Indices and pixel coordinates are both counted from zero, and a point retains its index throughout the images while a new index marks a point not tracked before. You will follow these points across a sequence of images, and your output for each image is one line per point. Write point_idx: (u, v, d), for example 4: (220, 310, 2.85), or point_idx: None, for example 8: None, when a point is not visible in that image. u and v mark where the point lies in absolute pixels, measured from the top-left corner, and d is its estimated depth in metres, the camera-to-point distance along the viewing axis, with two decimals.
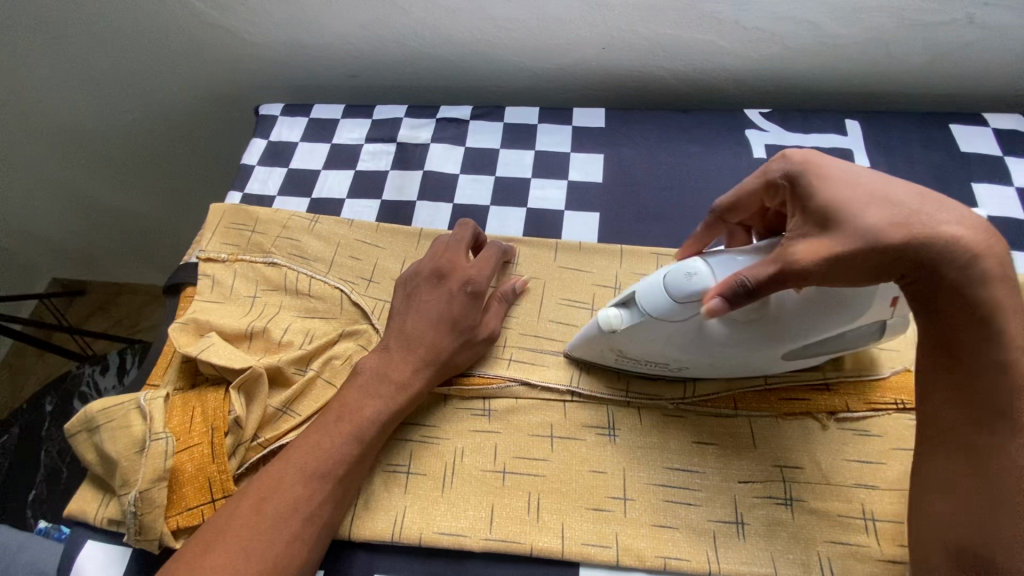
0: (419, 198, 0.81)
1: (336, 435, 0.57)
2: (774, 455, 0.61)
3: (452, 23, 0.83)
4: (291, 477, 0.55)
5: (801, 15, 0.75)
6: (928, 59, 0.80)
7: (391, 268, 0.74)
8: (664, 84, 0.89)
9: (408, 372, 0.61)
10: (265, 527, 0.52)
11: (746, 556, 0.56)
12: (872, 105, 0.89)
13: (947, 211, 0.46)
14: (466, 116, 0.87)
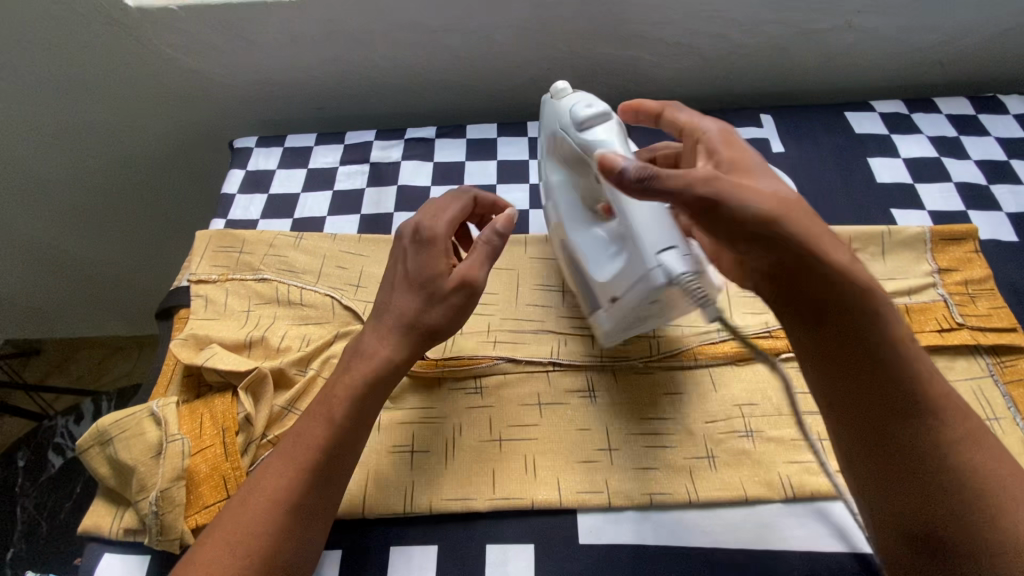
0: (397, 210, 0.82)
1: (319, 425, 0.57)
2: (733, 396, 0.70)
3: (410, 56, 0.92)
4: (278, 470, 0.55)
5: (711, 30, 0.88)
6: (822, 60, 0.94)
7: (375, 273, 0.78)
8: (605, 97, 1.00)
9: (382, 345, 0.60)
10: (256, 520, 0.52)
11: (719, 483, 0.64)
12: (782, 101, 1.02)
13: (815, 219, 0.54)
14: (433, 134, 0.86)
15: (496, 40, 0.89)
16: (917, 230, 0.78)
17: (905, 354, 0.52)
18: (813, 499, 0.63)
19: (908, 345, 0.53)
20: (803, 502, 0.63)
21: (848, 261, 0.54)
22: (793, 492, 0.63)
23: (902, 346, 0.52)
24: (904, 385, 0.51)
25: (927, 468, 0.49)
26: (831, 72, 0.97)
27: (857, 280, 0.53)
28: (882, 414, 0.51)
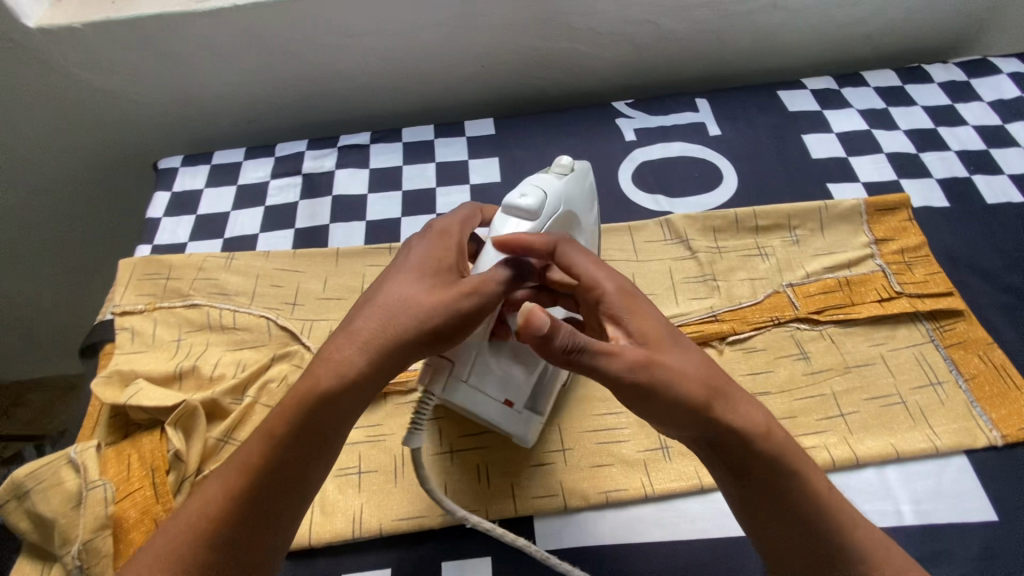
0: (332, 221, 0.80)
1: (260, 446, 0.49)
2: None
3: (339, 61, 0.89)
4: (211, 498, 0.48)
5: (641, 17, 0.87)
6: (753, 42, 0.95)
7: (312, 289, 0.74)
8: (544, 91, 0.98)
9: (355, 352, 0.50)
10: (182, 556, 0.47)
11: (674, 474, 0.63)
12: (719, 85, 1.03)
13: (733, 396, 0.49)
14: (367, 141, 0.84)
15: (425, 39, 0.86)
16: (852, 204, 0.79)
17: (827, 519, 0.50)
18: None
19: (833, 504, 0.50)
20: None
21: (771, 431, 0.50)
22: None
23: (819, 500, 0.50)
24: (818, 542, 0.50)
25: (817, 564, 0.50)
26: (762, 52, 0.97)
27: (777, 445, 0.50)
28: (761, 531, 0.51)
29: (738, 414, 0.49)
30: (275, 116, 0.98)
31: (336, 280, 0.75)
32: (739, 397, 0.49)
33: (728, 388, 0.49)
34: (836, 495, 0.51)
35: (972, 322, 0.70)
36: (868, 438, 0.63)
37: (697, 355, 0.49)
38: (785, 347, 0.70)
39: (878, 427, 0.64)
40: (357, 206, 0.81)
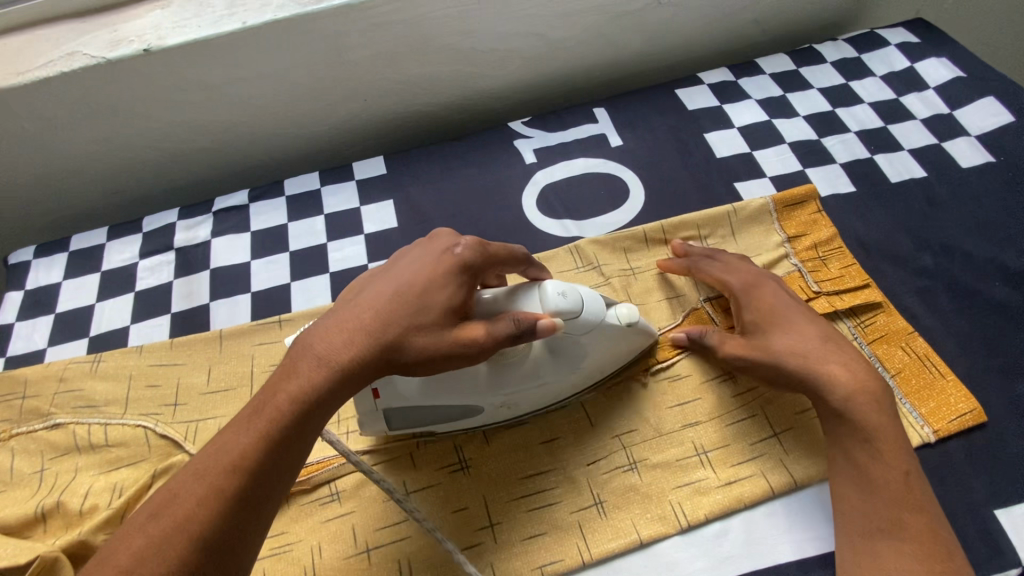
0: (212, 298, 0.69)
1: (258, 429, 0.41)
2: (611, 426, 0.58)
3: (238, 91, 0.74)
4: (184, 484, 0.39)
5: (564, 12, 0.77)
6: (701, 25, 0.85)
7: (195, 383, 0.63)
8: (402, 119, 0.85)
9: (349, 347, 0.44)
10: (147, 554, 0.35)
11: (613, 533, 0.53)
12: (654, 80, 0.93)
13: (848, 368, 0.53)
14: (245, 201, 0.77)
15: (335, 63, 0.75)
16: (761, 203, 0.70)
17: (881, 490, 0.49)
18: (711, 522, 0.53)
19: (886, 488, 0.49)
20: (703, 528, 0.53)
21: (858, 395, 0.52)
22: (687, 520, 0.53)
23: (870, 475, 0.50)
24: (856, 508, 0.50)
25: None
26: (713, 30, 0.87)
27: (852, 415, 0.52)
28: None
29: (822, 381, 0.53)
30: (196, 186, 0.85)
31: (221, 369, 0.63)
32: (841, 367, 0.53)
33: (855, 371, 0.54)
34: (902, 478, 0.49)
35: (893, 314, 0.62)
36: (804, 456, 0.56)
37: (813, 328, 0.56)
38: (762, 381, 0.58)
39: (813, 444, 0.56)
40: (237, 279, 0.70)
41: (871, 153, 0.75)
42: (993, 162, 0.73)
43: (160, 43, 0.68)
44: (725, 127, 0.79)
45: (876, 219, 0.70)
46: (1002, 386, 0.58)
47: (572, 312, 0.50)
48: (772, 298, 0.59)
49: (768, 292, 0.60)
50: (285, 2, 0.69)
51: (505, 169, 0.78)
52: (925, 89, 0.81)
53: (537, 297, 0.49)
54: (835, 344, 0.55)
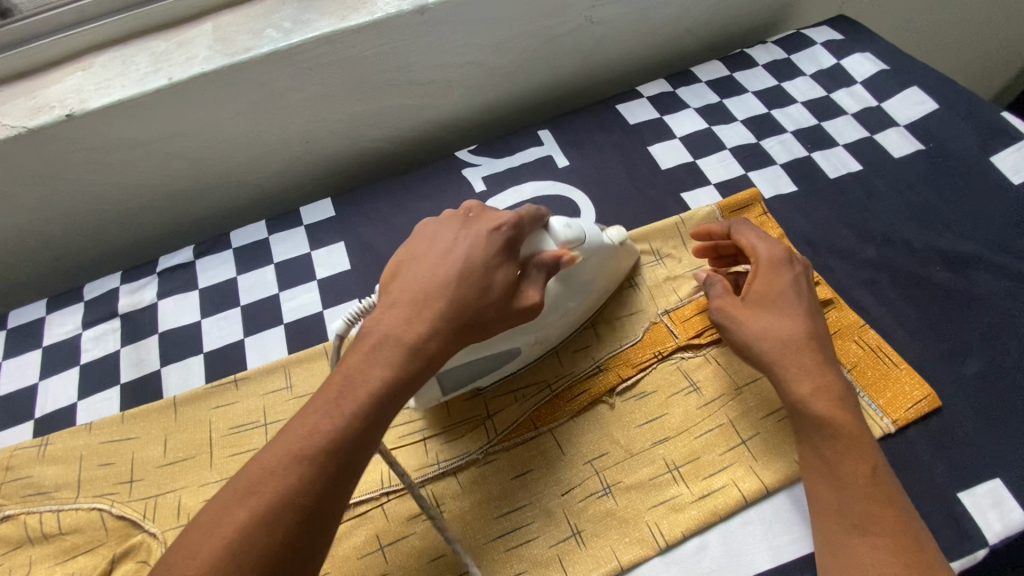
0: (163, 363, 0.67)
1: (344, 413, 0.43)
2: (581, 453, 0.58)
3: (176, 146, 0.73)
4: (277, 463, 0.41)
5: (499, 39, 0.78)
6: (636, 38, 0.87)
7: (150, 456, 0.60)
8: (347, 157, 0.84)
9: (425, 333, 0.47)
10: (256, 526, 0.39)
11: (592, 563, 0.52)
12: (596, 96, 0.94)
13: (816, 364, 0.52)
14: (191, 257, 0.74)
15: (272, 109, 0.74)
16: (708, 210, 0.71)
17: (850, 486, 0.48)
18: (688, 539, 0.53)
19: (856, 483, 0.48)
20: (681, 547, 0.53)
21: (818, 392, 0.51)
22: (665, 541, 0.53)
23: (837, 470, 0.49)
24: (827, 505, 0.49)
25: None
26: (649, 43, 0.89)
27: (814, 411, 0.51)
28: None
29: (785, 375, 0.52)
30: (137, 245, 0.82)
31: (177, 438, 0.61)
32: (801, 367, 0.52)
33: (820, 374, 0.52)
34: (870, 472, 0.49)
35: (843, 307, 0.64)
36: (773, 460, 0.56)
37: (802, 322, 0.54)
38: (726, 389, 0.60)
39: (780, 446, 0.57)
40: (189, 340, 0.68)
41: (808, 151, 0.78)
42: (922, 149, 0.76)
43: (83, 107, 0.65)
44: (667, 138, 0.80)
45: (819, 216, 0.72)
46: (951, 369, 0.60)
47: (580, 240, 0.58)
48: (775, 279, 0.56)
49: (778, 275, 0.57)
50: (211, 54, 0.68)
51: (456, 199, 0.77)
52: (853, 83, 0.84)
53: (548, 236, 0.56)
54: (817, 342, 0.54)
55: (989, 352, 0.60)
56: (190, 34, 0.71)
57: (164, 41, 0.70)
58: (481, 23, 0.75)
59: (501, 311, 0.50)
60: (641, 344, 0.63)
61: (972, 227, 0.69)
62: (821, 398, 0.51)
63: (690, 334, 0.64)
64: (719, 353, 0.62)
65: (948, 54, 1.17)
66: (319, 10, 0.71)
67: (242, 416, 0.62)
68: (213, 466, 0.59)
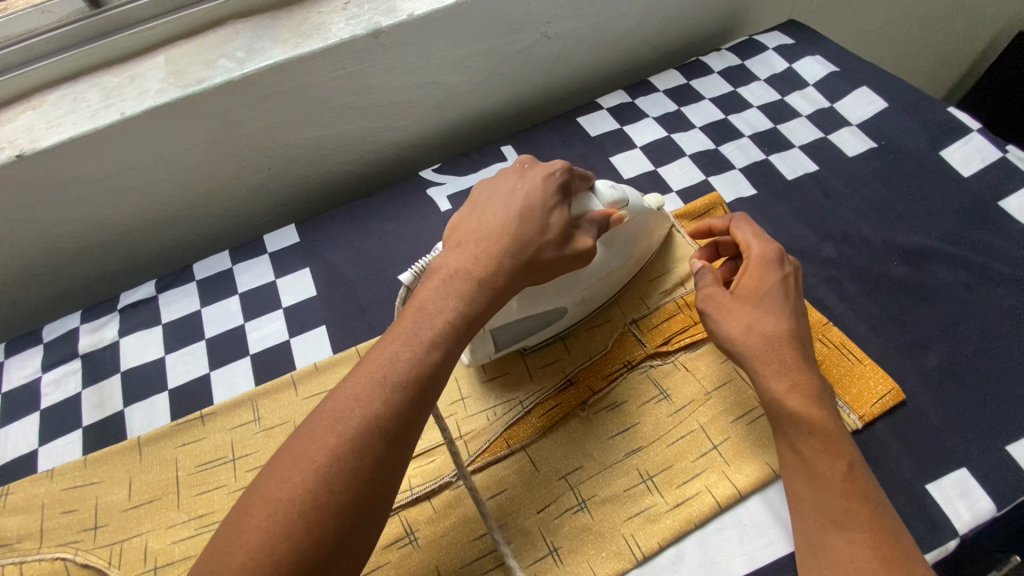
0: (126, 403, 0.65)
1: (422, 342, 0.45)
2: (555, 468, 0.57)
3: (135, 180, 0.72)
4: (363, 388, 0.43)
5: (457, 58, 0.78)
6: (593, 51, 0.88)
7: (115, 500, 0.58)
8: (311, 182, 0.83)
9: (492, 267, 0.49)
10: (346, 449, 0.40)
11: None
12: (558, 108, 0.95)
13: (794, 361, 0.51)
14: (153, 292, 0.73)
15: (230, 139, 0.73)
16: None
17: (826, 484, 0.48)
18: (664, 549, 0.53)
19: (831, 480, 0.48)
20: (657, 558, 0.53)
21: (795, 389, 0.50)
22: (641, 552, 0.52)
23: (814, 468, 0.48)
24: (807, 503, 0.48)
25: None
26: (606, 55, 0.90)
27: (790, 408, 0.50)
28: None
29: (759, 370, 0.52)
30: (99, 281, 0.81)
31: (142, 479, 0.59)
32: (781, 365, 0.51)
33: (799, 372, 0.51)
34: (846, 468, 0.48)
35: (806, 307, 0.65)
36: (745, 464, 0.56)
37: (785, 319, 0.53)
38: (697, 394, 0.60)
39: (752, 449, 0.57)
40: (153, 378, 0.67)
41: (766, 154, 0.79)
42: (875, 147, 0.78)
43: (33, 146, 0.64)
44: (628, 148, 0.81)
45: (780, 218, 0.73)
46: (913, 362, 0.61)
47: (625, 201, 0.60)
48: (763, 277, 0.55)
49: (767, 274, 0.55)
50: (163, 87, 0.67)
51: (421, 218, 0.77)
52: (806, 86, 0.86)
53: (596, 197, 0.57)
54: (800, 342, 0.53)
55: (948, 343, 0.62)
56: (143, 67, 0.70)
57: (116, 76, 0.70)
58: (438, 43, 0.75)
59: (559, 254, 0.52)
60: (610, 354, 0.64)
61: (927, 221, 0.71)
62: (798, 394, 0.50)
63: (657, 341, 0.64)
64: (687, 359, 0.63)
65: (898, 55, 1.20)
66: (273, 38, 0.71)
67: (209, 452, 0.60)
68: (180, 506, 0.58)
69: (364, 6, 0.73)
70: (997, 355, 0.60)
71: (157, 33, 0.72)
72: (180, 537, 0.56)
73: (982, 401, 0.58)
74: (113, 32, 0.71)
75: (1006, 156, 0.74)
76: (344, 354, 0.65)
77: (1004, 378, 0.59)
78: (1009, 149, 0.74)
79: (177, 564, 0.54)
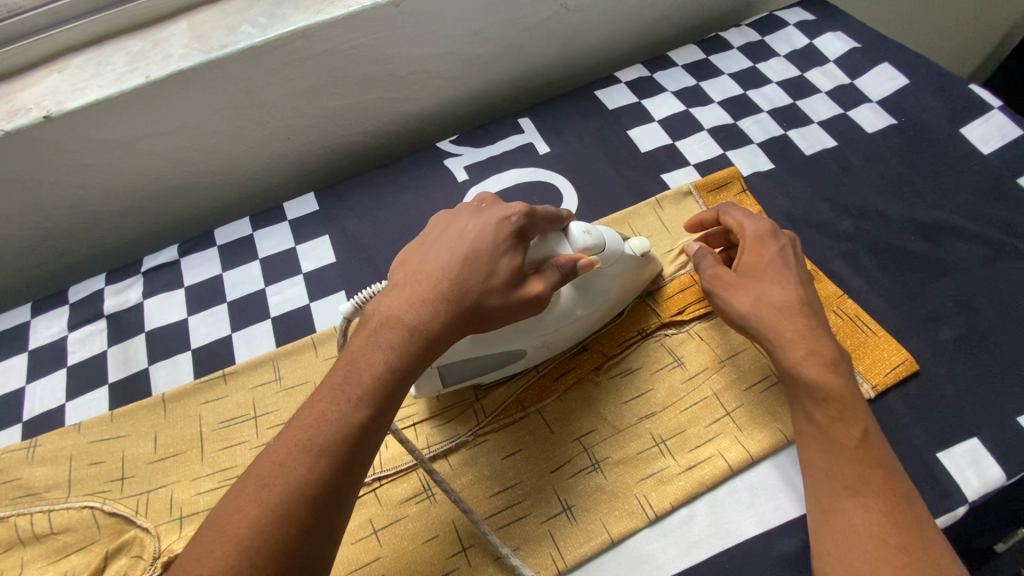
0: (150, 361, 0.67)
1: (349, 400, 0.45)
2: (569, 431, 0.59)
3: (158, 145, 0.73)
4: (287, 453, 0.42)
5: (476, 28, 0.78)
6: (612, 24, 0.88)
7: (141, 452, 0.60)
8: (329, 152, 0.84)
9: (427, 317, 0.47)
10: (267, 519, 0.40)
11: (583, 536, 0.53)
12: (575, 82, 0.95)
13: (807, 332, 0.52)
14: (175, 256, 0.74)
15: (251, 105, 0.74)
16: (683, 189, 0.73)
17: (841, 450, 0.48)
18: (676, 510, 0.54)
19: (847, 446, 0.48)
20: (669, 517, 0.54)
21: (813, 356, 0.51)
22: (654, 512, 0.54)
23: (828, 436, 0.49)
24: (819, 468, 0.49)
25: None
26: (625, 29, 0.90)
27: (806, 376, 0.50)
28: None
29: (776, 340, 0.52)
30: (121, 246, 0.82)
31: (168, 434, 0.61)
32: (795, 334, 0.52)
33: (812, 344, 0.51)
34: (861, 436, 0.48)
35: (821, 279, 0.65)
36: (758, 429, 0.57)
37: (792, 288, 0.54)
38: (712, 363, 0.61)
39: (765, 415, 0.58)
40: (176, 338, 0.68)
41: (784, 130, 0.79)
42: (894, 124, 0.78)
43: (61, 108, 0.65)
44: (646, 122, 0.81)
45: (796, 193, 0.73)
46: (927, 334, 0.61)
47: (601, 248, 0.57)
48: (764, 254, 0.56)
49: (766, 247, 0.57)
50: (187, 52, 0.68)
51: (438, 188, 0.78)
52: (826, 62, 0.85)
53: (566, 241, 0.56)
54: (812, 312, 0.53)
55: (964, 316, 0.62)
56: (166, 33, 0.71)
57: (141, 41, 0.70)
58: (458, 13, 0.75)
59: (506, 302, 0.50)
60: (624, 323, 0.64)
61: (944, 197, 0.71)
62: (813, 364, 0.50)
63: (672, 311, 0.65)
64: (701, 328, 0.64)
65: (918, 36, 1.19)
66: (294, 5, 0.71)
67: (231, 410, 0.62)
68: (204, 460, 0.59)
69: None
70: (1012, 329, 0.61)
71: None
72: (205, 488, 0.57)
73: (996, 373, 0.58)
74: None
75: None
76: None
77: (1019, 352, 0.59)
78: None
79: (202, 514, 0.56)
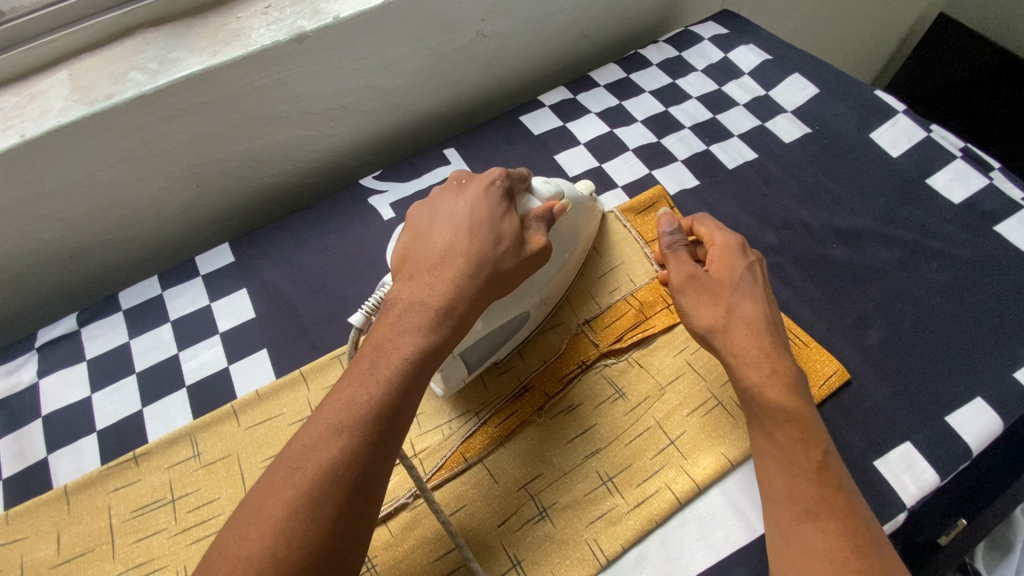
0: (50, 449, 0.60)
1: (378, 382, 0.44)
2: (514, 479, 0.56)
3: (44, 206, 0.66)
4: (319, 436, 0.41)
5: (391, 60, 0.75)
6: (532, 47, 0.87)
7: (43, 556, 0.54)
8: (246, 197, 0.79)
9: (449, 296, 0.48)
10: (303, 501, 0.39)
11: None
12: (500, 107, 0.93)
13: (769, 346, 0.51)
14: (74, 326, 0.68)
15: (148, 155, 0.68)
16: (610, 216, 0.73)
17: (802, 473, 0.46)
18: (627, 551, 0.53)
19: (807, 469, 0.46)
20: (621, 560, 0.52)
21: (774, 375, 0.49)
22: (605, 557, 0.52)
23: (789, 456, 0.47)
24: (780, 494, 0.47)
25: None
26: (545, 52, 0.89)
27: (768, 396, 0.49)
28: None
29: (735, 363, 0.51)
30: (14, 318, 0.75)
31: (73, 531, 0.55)
32: (760, 352, 0.50)
33: (777, 362, 0.50)
34: (821, 458, 0.47)
35: None
36: (703, 457, 0.56)
37: (761, 303, 0.53)
38: (656, 392, 0.60)
39: (709, 441, 0.57)
40: (78, 420, 0.62)
41: (707, 145, 0.80)
42: (810, 132, 0.80)
43: None
44: (572, 145, 0.80)
45: (724, 208, 0.74)
46: (855, 341, 0.63)
47: (562, 193, 0.60)
48: (731, 265, 0.55)
49: (734, 261, 0.56)
50: (67, 105, 0.62)
51: (364, 228, 0.74)
52: (742, 75, 0.87)
53: (534, 195, 0.57)
54: (773, 326, 0.53)
55: (888, 320, 0.64)
56: (44, 85, 0.64)
57: (14, 95, 0.64)
58: (370, 47, 0.72)
59: (521, 255, 0.52)
60: (563, 357, 0.63)
61: (861, 202, 0.73)
62: (776, 384, 0.49)
63: (610, 340, 0.63)
64: (641, 356, 0.63)
65: (829, 42, 1.24)
66: (187, 47, 0.66)
67: (145, 496, 0.56)
68: (116, 556, 0.53)
69: (286, 10, 0.69)
70: (934, 329, 0.62)
71: (58, 47, 0.67)
72: None
73: (923, 374, 0.60)
74: (9, 48, 0.65)
75: (930, 135, 0.77)
76: (289, 379, 0.62)
77: (942, 350, 0.61)
78: (932, 128, 0.77)
79: None
